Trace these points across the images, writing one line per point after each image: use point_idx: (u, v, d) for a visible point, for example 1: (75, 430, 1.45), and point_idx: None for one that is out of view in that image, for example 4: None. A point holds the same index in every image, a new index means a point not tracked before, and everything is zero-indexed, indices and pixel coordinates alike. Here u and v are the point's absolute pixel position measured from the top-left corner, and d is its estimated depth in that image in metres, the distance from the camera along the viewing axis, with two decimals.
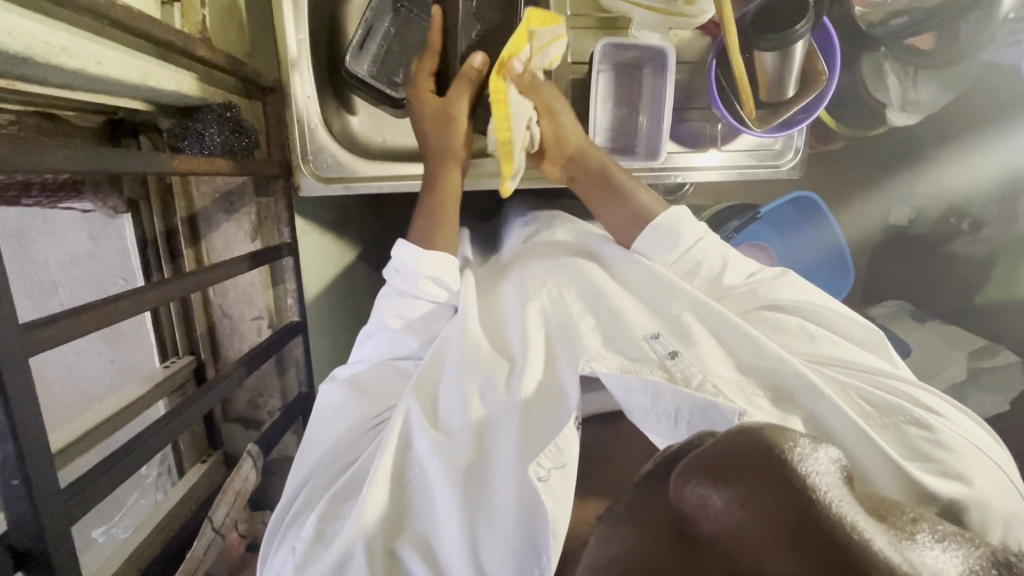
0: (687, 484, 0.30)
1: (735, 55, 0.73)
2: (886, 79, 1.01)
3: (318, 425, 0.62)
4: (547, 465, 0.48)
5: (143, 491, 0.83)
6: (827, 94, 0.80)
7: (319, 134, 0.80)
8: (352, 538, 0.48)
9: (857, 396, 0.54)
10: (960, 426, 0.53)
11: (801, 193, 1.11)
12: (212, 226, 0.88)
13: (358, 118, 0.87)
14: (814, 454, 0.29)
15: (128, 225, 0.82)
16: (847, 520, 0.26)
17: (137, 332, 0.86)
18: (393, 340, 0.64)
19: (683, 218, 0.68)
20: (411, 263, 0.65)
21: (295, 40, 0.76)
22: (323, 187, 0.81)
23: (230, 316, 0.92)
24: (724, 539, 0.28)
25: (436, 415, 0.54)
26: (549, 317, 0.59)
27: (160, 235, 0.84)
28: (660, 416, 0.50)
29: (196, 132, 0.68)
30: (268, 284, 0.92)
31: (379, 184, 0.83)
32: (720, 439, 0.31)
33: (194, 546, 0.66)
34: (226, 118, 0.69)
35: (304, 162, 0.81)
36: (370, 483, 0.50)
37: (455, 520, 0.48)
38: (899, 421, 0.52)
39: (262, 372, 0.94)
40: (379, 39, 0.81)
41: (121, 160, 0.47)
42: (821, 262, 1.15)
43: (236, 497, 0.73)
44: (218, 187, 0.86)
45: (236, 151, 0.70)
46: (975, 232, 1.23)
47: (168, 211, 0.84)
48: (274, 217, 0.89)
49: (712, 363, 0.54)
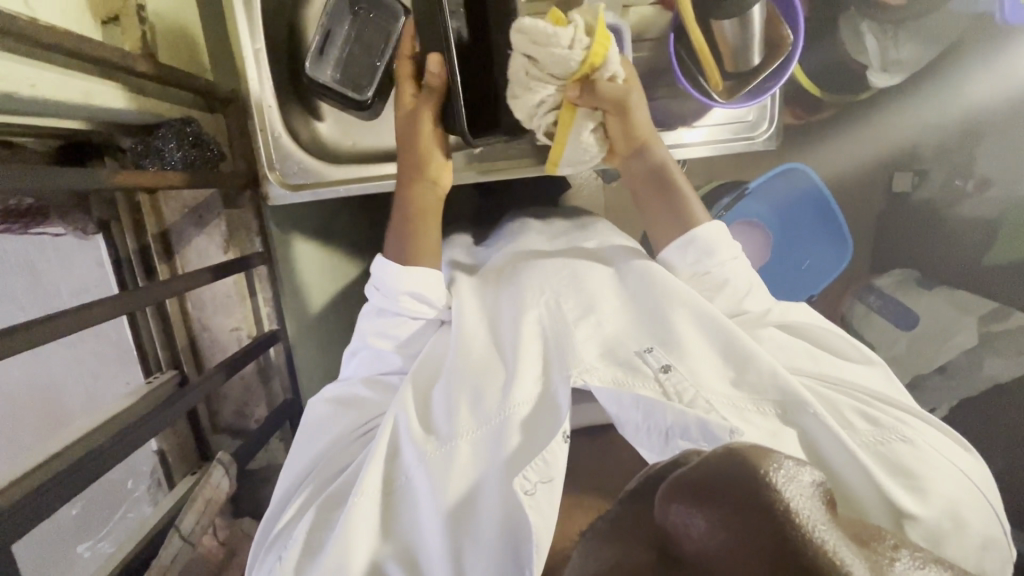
0: (674, 506, 0.32)
1: (690, 26, 0.75)
2: (864, 41, 0.99)
3: (307, 433, 0.63)
4: (533, 478, 0.49)
5: (130, 505, 0.87)
6: (794, 57, 0.77)
7: (283, 142, 0.82)
8: (337, 548, 0.50)
9: (849, 414, 0.55)
10: (947, 450, 0.54)
11: (788, 162, 1.07)
12: (185, 241, 0.91)
13: (326, 124, 0.87)
14: (793, 478, 0.30)
15: (102, 244, 0.83)
16: (825, 543, 0.28)
17: (121, 346, 0.90)
18: (376, 356, 0.66)
19: (722, 235, 0.67)
20: (389, 281, 0.65)
21: (251, 49, 0.78)
22: (292, 195, 0.83)
23: (209, 326, 0.96)
24: (709, 558, 0.30)
25: (427, 423, 0.55)
26: (546, 327, 0.58)
27: (134, 252, 0.86)
28: (652, 431, 0.51)
29: (157, 148, 0.70)
30: (244, 296, 0.95)
31: (348, 186, 0.85)
32: (703, 463, 0.33)
33: (161, 554, 0.73)
34: (185, 131, 0.71)
35: (272, 171, 0.82)
36: (357, 493, 0.52)
37: (439, 534, 0.50)
38: (891, 442, 0.53)
39: (246, 380, 0.99)
40: (340, 42, 0.81)
41: (56, 177, 0.46)
42: (813, 210, 1.12)
43: (206, 505, 0.79)
44: (187, 202, 0.88)
45: (198, 163, 0.71)
46: (980, 193, 1.19)
47: (140, 229, 0.87)
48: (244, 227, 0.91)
49: (705, 377, 0.54)
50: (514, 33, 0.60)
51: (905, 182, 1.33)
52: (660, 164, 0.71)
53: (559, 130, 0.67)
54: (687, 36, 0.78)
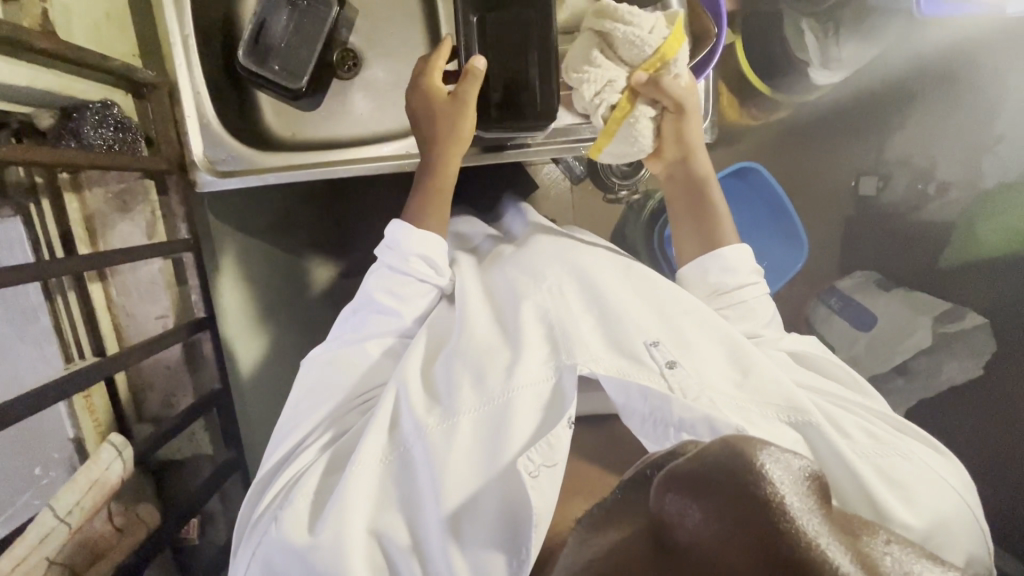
0: (668, 496, 0.33)
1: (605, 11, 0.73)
2: (805, 39, 1.07)
3: (303, 395, 0.67)
4: (537, 460, 0.52)
5: (36, 492, 0.82)
6: (717, 50, 0.79)
7: (213, 128, 0.81)
8: (337, 512, 0.54)
9: (853, 425, 0.58)
10: (947, 470, 0.57)
11: (741, 163, 1.11)
12: (109, 226, 0.85)
13: (268, 115, 0.88)
14: (787, 471, 0.31)
15: (18, 227, 0.77)
16: (815, 539, 0.28)
17: (32, 330, 0.81)
18: (380, 315, 0.68)
19: (741, 261, 0.71)
20: (402, 241, 0.68)
21: (179, 35, 0.78)
22: (219, 181, 0.82)
23: (133, 315, 0.90)
24: (700, 547, 0.31)
25: (430, 401, 0.59)
26: (550, 315, 0.61)
27: (55, 239, 0.80)
28: (656, 422, 0.54)
29: (74, 130, 0.76)
30: (172, 283, 0.91)
31: (274, 176, 0.82)
32: (697, 455, 0.33)
33: (27, 534, 0.68)
34: (104, 115, 0.77)
35: (200, 158, 0.82)
36: (356, 463, 0.56)
37: (435, 505, 0.53)
38: (893, 455, 0.55)
39: (171, 367, 0.95)
40: (277, 32, 0.81)
41: None
42: (768, 219, 1.15)
43: (92, 486, 0.75)
44: (112, 187, 0.85)
45: (118, 145, 0.77)
46: (942, 197, 1.26)
47: (63, 213, 0.81)
48: (171, 212, 0.86)
49: (709, 376, 0.56)
50: (593, 15, 0.71)
51: (871, 186, 1.33)
52: (702, 176, 0.75)
53: (613, 116, 0.70)
54: None
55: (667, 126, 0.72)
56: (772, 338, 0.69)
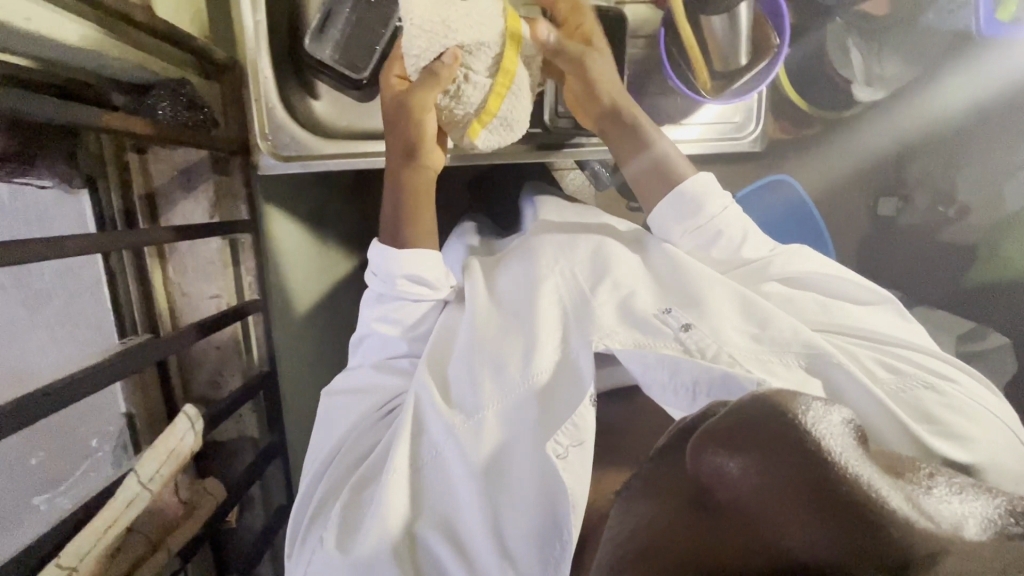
0: (704, 455, 0.34)
1: (680, 19, 0.86)
2: (849, 55, 1.10)
3: (333, 415, 0.70)
4: (565, 442, 0.54)
5: (93, 463, 0.88)
6: (778, 60, 0.88)
7: (277, 114, 0.89)
8: (378, 517, 0.56)
9: (871, 362, 0.61)
10: (976, 393, 0.60)
11: (776, 174, 1.17)
12: (171, 205, 0.93)
13: (321, 102, 0.93)
14: (826, 417, 0.32)
15: (87, 202, 0.84)
16: (863, 479, 0.30)
17: (92, 307, 0.89)
18: (382, 343, 0.71)
19: (708, 188, 0.73)
20: (388, 265, 0.70)
21: (252, 20, 0.84)
22: (282, 165, 0.90)
23: (188, 292, 0.97)
24: (741, 503, 0.33)
25: (449, 394, 0.61)
26: (563, 297, 0.64)
27: (120, 213, 0.88)
28: (678, 390, 0.55)
29: (149, 106, 0.80)
30: (228, 263, 0.98)
31: (332, 163, 0.92)
32: (730, 412, 0.34)
33: (115, 497, 0.71)
34: (178, 93, 0.81)
35: (263, 141, 0.90)
36: (391, 470, 0.58)
37: (474, 499, 0.55)
38: (918, 387, 0.58)
39: (221, 348, 1.00)
40: (339, 22, 0.86)
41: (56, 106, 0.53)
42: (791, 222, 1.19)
43: (167, 456, 0.77)
44: (176, 164, 0.91)
45: (189, 122, 0.81)
46: (962, 219, 1.27)
47: (127, 186, 0.89)
48: (232, 193, 0.93)
49: (725, 334, 0.59)
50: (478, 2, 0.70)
51: (890, 207, 1.35)
52: (647, 131, 0.77)
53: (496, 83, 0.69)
54: (677, 33, 0.89)
55: (575, 88, 0.78)
56: (754, 267, 0.71)
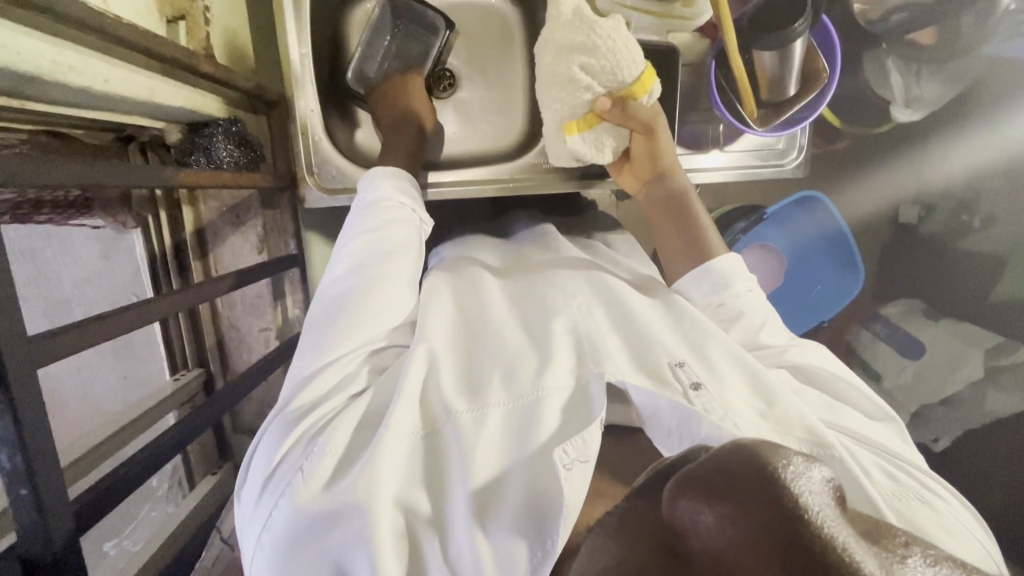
0: (681, 503, 0.34)
1: (732, 48, 0.80)
2: (889, 78, 1.07)
3: (306, 351, 0.63)
4: (571, 454, 0.52)
5: (153, 503, 0.95)
6: (828, 91, 0.87)
7: (322, 146, 0.89)
8: (368, 472, 0.52)
9: (870, 467, 0.58)
10: (967, 522, 0.57)
11: (809, 191, 1.12)
12: (220, 240, 1.00)
13: (363, 130, 0.97)
14: (805, 474, 0.32)
15: (137, 239, 0.91)
16: (838, 540, 0.28)
17: (146, 345, 0.97)
18: (361, 245, 0.69)
19: (737, 270, 0.72)
20: (378, 180, 0.75)
21: (297, 54, 0.85)
22: (329, 199, 0.90)
23: (238, 326, 1.05)
24: (712, 555, 0.32)
25: (467, 389, 0.59)
26: (575, 324, 0.64)
27: (170, 250, 0.94)
28: (682, 437, 0.55)
29: (204, 146, 0.81)
30: (273, 299, 1.07)
31: None
32: (711, 463, 0.35)
33: None
34: (233, 132, 0.82)
35: (310, 174, 0.90)
36: (388, 425, 0.55)
37: (466, 488, 0.53)
38: (909, 498, 0.56)
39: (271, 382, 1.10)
40: (379, 55, 0.89)
41: (127, 175, 0.54)
42: (827, 247, 1.17)
43: None
44: (225, 202, 0.98)
45: (244, 161, 0.83)
46: (987, 229, 1.23)
47: (177, 225, 0.95)
48: (279, 228, 1.04)
49: (732, 405, 0.57)
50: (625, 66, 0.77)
51: (911, 214, 1.32)
52: (693, 206, 0.80)
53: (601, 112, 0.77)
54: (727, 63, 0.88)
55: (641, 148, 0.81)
56: (771, 351, 0.70)
